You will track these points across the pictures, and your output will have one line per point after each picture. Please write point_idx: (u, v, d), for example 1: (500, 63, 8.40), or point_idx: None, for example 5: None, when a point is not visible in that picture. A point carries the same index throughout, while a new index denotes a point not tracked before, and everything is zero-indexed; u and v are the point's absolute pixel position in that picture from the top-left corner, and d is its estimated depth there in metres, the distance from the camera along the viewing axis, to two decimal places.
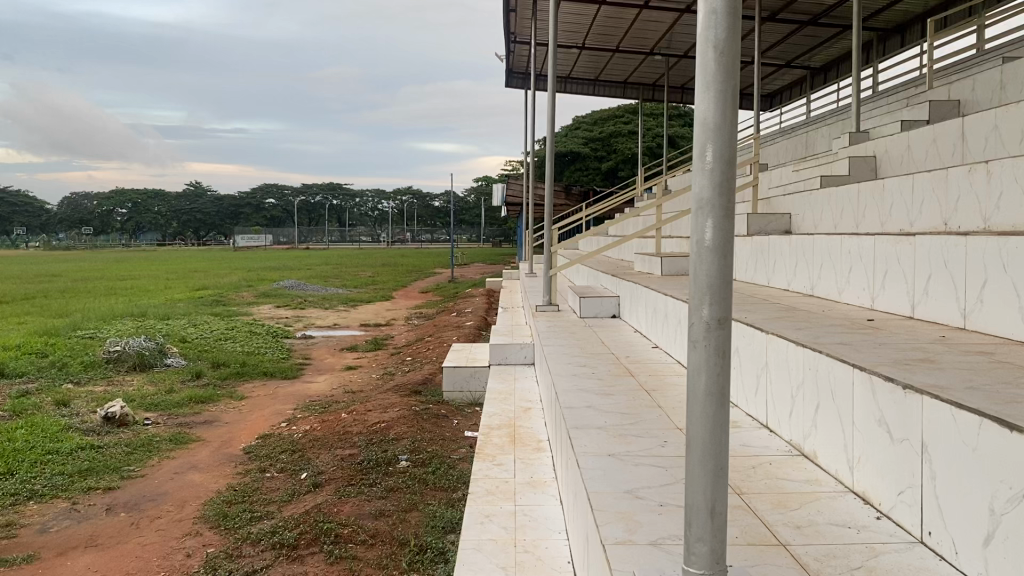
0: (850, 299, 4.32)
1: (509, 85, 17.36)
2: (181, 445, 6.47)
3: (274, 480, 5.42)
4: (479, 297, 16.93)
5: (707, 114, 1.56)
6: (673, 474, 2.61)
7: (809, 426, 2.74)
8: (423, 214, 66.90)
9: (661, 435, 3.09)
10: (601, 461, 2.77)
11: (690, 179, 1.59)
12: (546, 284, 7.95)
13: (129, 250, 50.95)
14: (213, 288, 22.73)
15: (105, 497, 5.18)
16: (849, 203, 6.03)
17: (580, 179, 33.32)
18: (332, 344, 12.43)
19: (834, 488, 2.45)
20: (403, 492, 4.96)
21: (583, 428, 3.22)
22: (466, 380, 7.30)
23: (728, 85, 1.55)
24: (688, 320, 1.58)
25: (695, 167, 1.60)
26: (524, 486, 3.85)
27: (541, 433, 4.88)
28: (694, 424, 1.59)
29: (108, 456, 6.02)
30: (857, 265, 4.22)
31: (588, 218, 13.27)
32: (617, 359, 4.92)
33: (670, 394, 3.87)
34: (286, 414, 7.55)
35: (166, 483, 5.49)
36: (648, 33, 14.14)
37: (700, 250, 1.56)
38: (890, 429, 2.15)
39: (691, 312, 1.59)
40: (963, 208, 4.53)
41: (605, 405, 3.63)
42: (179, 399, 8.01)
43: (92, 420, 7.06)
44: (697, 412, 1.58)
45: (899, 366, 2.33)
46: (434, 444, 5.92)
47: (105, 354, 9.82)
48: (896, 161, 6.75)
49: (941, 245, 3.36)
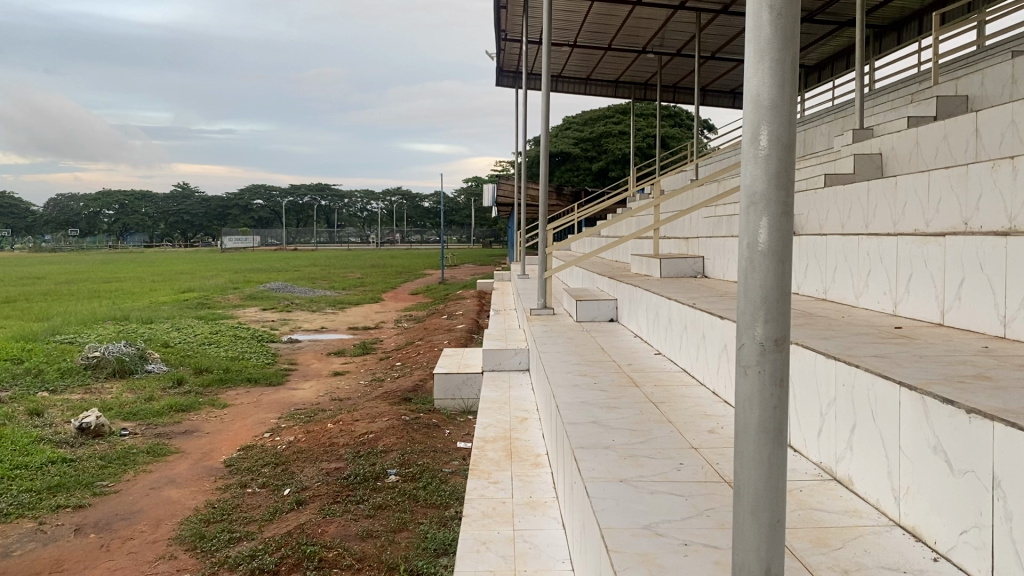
0: (869, 305, 4.05)
1: (499, 84, 17.12)
2: (159, 457, 6.16)
3: (255, 497, 5.11)
4: (471, 299, 16.61)
5: (759, 90, 1.29)
6: (695, 504, 2.33)
7: (843, 448, 2.47)
8: (413, 215, 66.48)
9: (676, 456, 2.81)
10: (613, 488, 2.48)
11: (740, 170, 1.31)
12: (541, 287, 7.66)
13: (114, 252, 50.31)
14: (199, 291, 22.32)
15: (74, 517, 4.85)
16: (858, 202, 5.77)
17: (571, 179, 33.08)
18: (319, 348, 12.12)
19: (877, 521, 2.19)
20: (392, 510, 4.68)
21: (590, 447, 2.93)
22: (458, 387, 7.01)
23: (787, 54, 1.29)
24: (737, 341, 1.32)
25: (745, 154, 1.33)
26: (522, 508, 3.57)
27: (539, 447, 4.60)
28: (743, 467, 1.33)
29: (80, 470, 5.70)
30: (877, 267, 3.95)
31: (581, 218, 12.98)
32: (619, 367, 4.65)
33: (681, 407, 3.58)
34: (269, 423, 7.24)
35: (141, 500, 5.17)
36: (640, 31, 13.89)
37: (752, 256, 1.29)
38: (950, 458, 1.89)
39: (741, 332, 1.32)
40: (986, 206, 4.27)
41: (611, 420, 3.34)
42: (158, 407, 7.68)
43: (65, 430, 6.72)
44: (747, 450, 1.31)
45: (954, 386, 2.07)
46: (425, 456, 5.63)
47: (83, 360, 9.47)
48: (905, 158, 6.50)
49: (977, 247, 3.09)
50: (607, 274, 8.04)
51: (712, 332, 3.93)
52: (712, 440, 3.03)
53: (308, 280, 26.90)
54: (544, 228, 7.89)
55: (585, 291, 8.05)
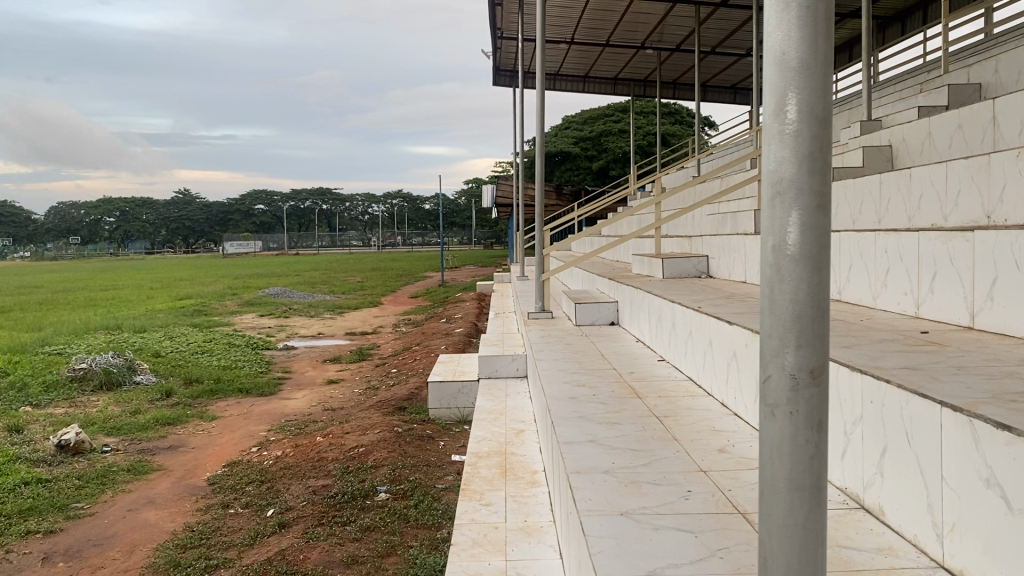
0: (888, 307, 3.75)
1: (496, 83, 16.84)
2: (141, 475, 5.88)
3: (237, 518, 4.82)
4: (470, 302, 16.33)
5: (784, 48, 1.05)
6: (705, 544, 2.03)
7: (872, 474, 2.18)
8: (414, 217, 66.17)
9: (682, 482, 2.51)
10: (612, 523, 2.19)
11: (762, 152, 1.06)
12: (539, 290, 7.35)
13: (115, 259, 50.06)
14: (197, 297, 22.04)
15: (42, 544, 4.56)
16: (870, 195, 5.47)
17: (571, 178, 32.82)
18: (315, 354, 11.85)
19: (917, 562, 1.90)
20: (380, 532, 4.39)
21: (587, 472, 2.64)
22: (453, 396, 6.73)
23: (818, 4, 1.04)
24: (763, 373, 1.07)
25: (764, 132, 1.08)
26: (516, 534, 3.28)
27: (536, 463, 4.30)
28: (770, 533, 1.08)
29: (54, 491, 5.41)
30: (896, 266, 3.65)
31: (580, 217, 12.70)
32: (619, 376, 4.35)
33: (687, 422, 3.28)
34: (258, 437, 6.95)
35: (116, 523, 4.88)
36: (639, 26, 13.59)
37: (779, 261, 1.05)
38: (1007, 494, 1.59)
39: (764, 362, 1.07)
40: (1010, 199, 3.98)
41: (610, 439, 3.05)
42: (144, 421, 7.40)
43: (44, 448, 6.44)
44: (772, 503, 1.07)
45: (1006, 406, 1.77)
46: (417, 471, 5.33)
47: (70, 372, 9.19)
48: (917, 149, 6.21)
49: (1011, 243, 2.80)
50: (608, 275, 7.74)
51: (720, 338, 3.63)
52: (723, 461, 2.74)
53: (307, 284, 26.58)
54: (541, 228, 7.57)
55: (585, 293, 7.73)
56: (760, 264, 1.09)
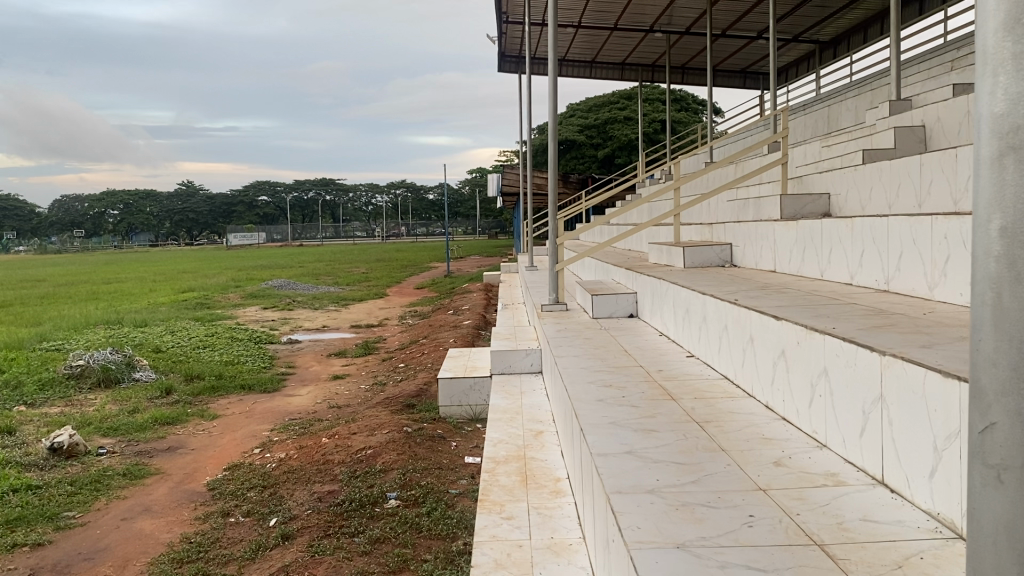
0: (947, 299, 3.41)
1: (500, 70, 16.47)
2: (137, 480, 5.57)
3: (237, 529, 4.50)
4: (477, 293, 16.00)
5: None
6: None
7: None
8: (417, 207, 65.66)
9: (742, 505, 2.19)
10: (669, 558, 1.86)
11: (997, 99, 1.00)
12: (552, 281, 6.99)
13: (117, 252, 49.71)
14: (200, 290, 21.76)
15: (29, 559, 4.25)
16: (910, 177, 5.11)
17: (576, 167, 32.39)
18: (320, 348, 11.54)
19: None
20: (391, 545, 4.09)
21: (631, 491, 2.31)
22: (465, 393, 6.41)
23: None
24: (994, 418, 1.01)
25: (992, 73, 1.02)
26: (543, 554, 2.96)
27: (558, 469, 3.97)
28: None
29: (45, 499, 5.10)
30: (959, 254, 3.30)
31: (590, 206, 12.33)
32: (647, 374, 4.02)
33: (732, 429, 2.96)
34: (261, 437, 6.64)
35: (110, 534, 4.58)
36: (648, 8, 13.18)
37: (1014, 249, 0.99)
38: None
39: (998, 406, 1.00)
40: None
41: (649, 451, 2.71)
42: (142, 421, 7.08)
43: (36, 451, 6.13)
44: (991, 566, 1.03)
45: None
46: (429, 475, 5.02)
47: (66, 369, 8.89)
48: (953, 129, 5.82)
49: None
50: (625, 264, 7.39)
51: (763, 334, 3.29)
52: (782, 478, 2.41)
53: (312, 276, 26.22)
54: (554, 216, 7.19)
55: (600, 284, 7.40)
56: (984, 256, 1.02)
